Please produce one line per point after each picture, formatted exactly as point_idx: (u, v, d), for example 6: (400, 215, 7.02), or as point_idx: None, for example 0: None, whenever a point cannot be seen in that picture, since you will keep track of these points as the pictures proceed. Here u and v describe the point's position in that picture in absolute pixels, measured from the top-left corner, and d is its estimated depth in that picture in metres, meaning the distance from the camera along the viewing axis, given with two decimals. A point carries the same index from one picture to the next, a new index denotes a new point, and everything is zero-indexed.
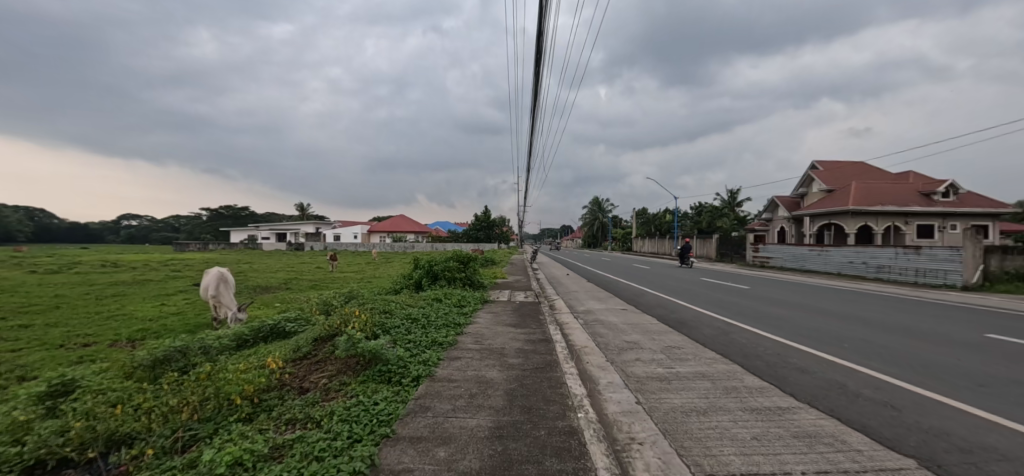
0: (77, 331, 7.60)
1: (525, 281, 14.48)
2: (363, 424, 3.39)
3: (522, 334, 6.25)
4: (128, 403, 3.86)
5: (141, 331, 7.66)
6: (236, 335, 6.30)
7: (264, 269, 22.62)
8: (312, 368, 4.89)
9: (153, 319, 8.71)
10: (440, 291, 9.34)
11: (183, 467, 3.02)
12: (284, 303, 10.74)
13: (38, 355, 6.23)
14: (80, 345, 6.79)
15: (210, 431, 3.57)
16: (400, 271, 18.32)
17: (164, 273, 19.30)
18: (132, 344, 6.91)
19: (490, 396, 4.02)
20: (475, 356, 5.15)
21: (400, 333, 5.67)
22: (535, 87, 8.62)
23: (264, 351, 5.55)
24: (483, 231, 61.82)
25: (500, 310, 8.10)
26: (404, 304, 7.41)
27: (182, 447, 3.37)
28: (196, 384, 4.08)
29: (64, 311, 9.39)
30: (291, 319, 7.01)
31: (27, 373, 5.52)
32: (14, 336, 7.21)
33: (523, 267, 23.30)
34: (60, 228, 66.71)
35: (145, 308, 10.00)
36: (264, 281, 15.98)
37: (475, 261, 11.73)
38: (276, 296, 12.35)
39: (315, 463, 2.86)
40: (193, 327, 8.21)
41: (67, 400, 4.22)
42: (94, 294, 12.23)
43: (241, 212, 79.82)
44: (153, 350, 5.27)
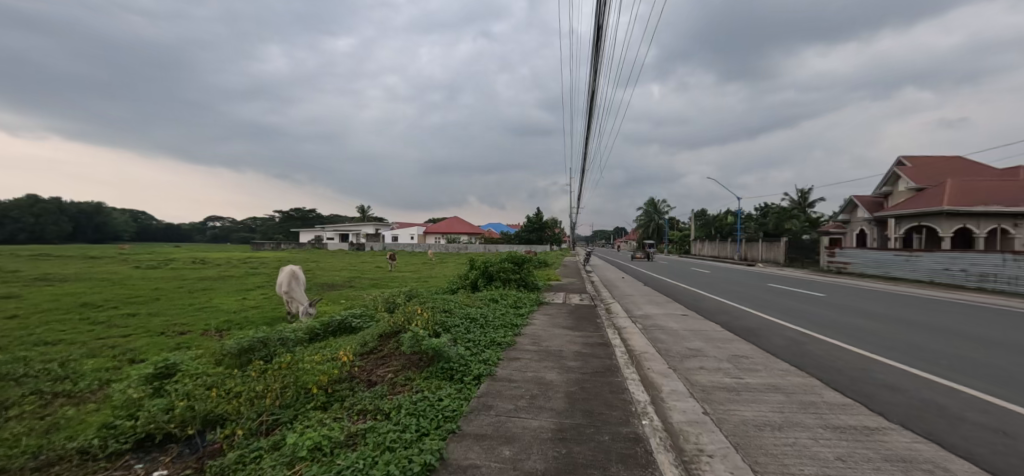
0: (173, 321, 8.51)
1: (579, 284, 14.31)
2: (430, 418, 3.51)
3: (579, 337, 6.18)
4: (221, 387, 4.28)
5: (225, 322, 8.46)
6: (308, 328, 6.70)
7: (332, 267, 24.14)
8: (380, 362, 5.10)
9: (236, 311, 9.59)
10: (497, 292, 9.44)
11: (269, 449, 3.31)
12: (349, 300, 11.34)
13: (143, 340, 7.06)
14: (177, 333, 7.61)
15: (291, 416, 3.84)
16: (456, 271, 18.74)
17: (246, 269, 21.20)
18: (219, 333, 7.64)
19: (551, 398, 4.02)
20: (533, 357, 5.16)
21: (460, 331, 5.80)
22: (591, 87, 8.52)
23: (336, 344, 5.89)
24: (535, 233, 61.90)
25: (556, 312, 8.05)
26: (463, 304, 7.57)
27: (266, 429, 3.67)
28: (278, 373, 4.42)
29: (166, 302, 10.64)
30: (357, 315, 7.36)
31: (137, 356, 6.28)
32: (125, 323, 8.22)
33: (577, 269, 23.13)
34: (156, 229, 75.25)
35: (228, 301, 11.04)
36: (331, 279, 17.06)
37: (530, 262, 11.79)
38: (341, 293, 13.11)
39: (388, 453, 3.01)
40: (270, 319, 8.95)
41: (171, 381, 4.72)
42: (189, 287, 13.71)
43: (309, 214, 85.81)
44: (239, 339, 5.77)
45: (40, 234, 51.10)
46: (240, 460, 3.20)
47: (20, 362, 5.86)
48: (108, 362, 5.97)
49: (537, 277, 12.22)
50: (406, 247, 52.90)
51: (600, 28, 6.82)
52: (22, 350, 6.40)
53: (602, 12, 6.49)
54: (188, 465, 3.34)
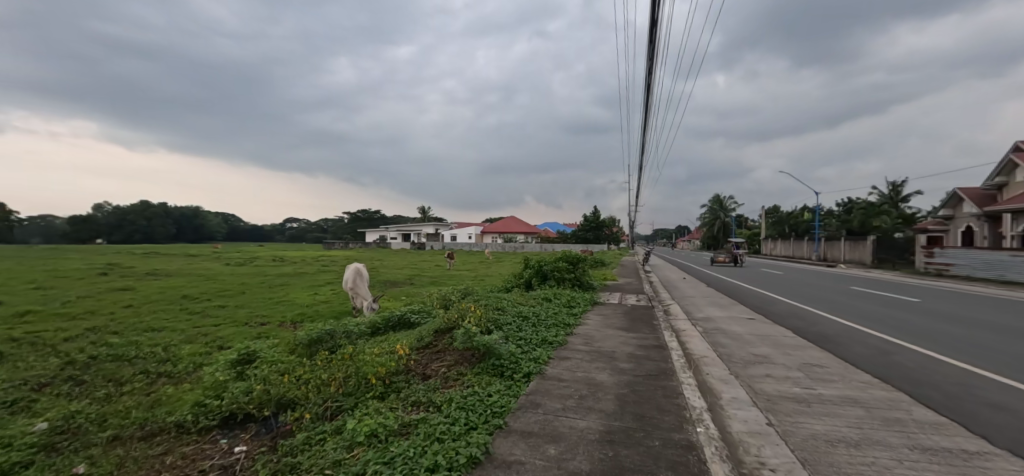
0: (256, 313, 9.44)
1: (636, 284, 13.87)
2: (478, 413, 3.61)
3: (634, 338, 6.01)
4: (292, 373, 4.69)
5: (299, 314, 9.24)
6: (371, 323, 7.12)
7: (394, 265, 25.42)
8: (434, 357, 5.31)
9: (308, 305, 10.43)
10: (550, 291, 9.42)
11: (332, 433, 3.58)
12: (409, 297, 11.90)
13: (231, 330, 7.92)
14: (259, 323, 8.44)
15: (352, 404, 4.10)
16: (511, 270, 18.94)
17: (319, 267, 22.97)
18: (294, 325, 8.36)
19: (601, 399, 3.95)
20: (585, 357, 5.10)
21: (512, 329, 5.87)
22: (647, 81, 8.23)
23: (395, 338, 6.21)
24: (592, 232, 60.85)
25: (611, 312, 7.87)
26: (517, 303, 7.65)
27: (330, 414, 3.96)
28: (342, 363, 4.76)
29: (250, 296, 11.85)
30: (415, 311, 7.70)
31: (225, 343, 7.06)
32: (217, 314, 9.26)
33: (635, 269, 22.43)
34: (244, 229, 83.84)
35: (303, 296, 12.04)
36: (393, 277, 18.00)
37: (584, 261, 11.62)
38: (402, 290, 13.77)
39: (437, 444, 3.14)
40: (338, 313, 9.63)
41: (251, 367, 5.26)
42: (270, 283, 15.13)
43: (374, 215, 91.15)
44: (310, 331, 6.28)
45: (153, 235, 58.99)
46: (307, 441, 3.51)
47: (135, 345, 6.83)
48: (202, 348, 6.77)
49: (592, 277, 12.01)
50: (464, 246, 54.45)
51: (655, 19, 6.58)
52: (137, 334, 7.46)
53: (657, 2, 6.26)
54: (264, 443, 3.71)
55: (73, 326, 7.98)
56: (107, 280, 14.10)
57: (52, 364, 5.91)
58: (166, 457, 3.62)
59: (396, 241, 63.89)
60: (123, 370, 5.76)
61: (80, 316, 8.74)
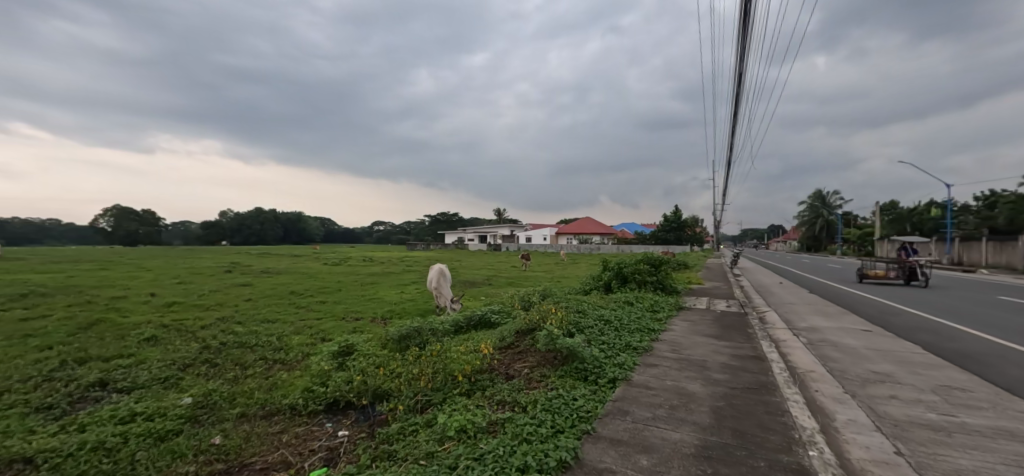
0: (352, 309, 10.35)
1: (724, 288, 12.93)
2: (564, 416, 3.59)
3: (727, 347, 5.60)
4: (386, 367, 5.05)
5: (388, 311, 9.95)
6: (454, 321, 7.43)
7: (472, 266, 26.40)
8: (516, 357, 5.39)
9: (397, 303, 11.21)
10: (630, 294, 9.11)
11: (423, 425, 3.78)
12: (488, 297, 12.26)
13: (332, 323, 8.77)
14: (355, 318, 9.25)
15: (440, 398, 4.30)
16: (588, 272, 18.68)
17: (404, 267, 24.58)
18: (384, 321, 9.02)
19: (694, 411, 3.72)
20: (673, 365, 4.85)
21: (594, 333, 5.78)
22: (739, 71, 7.66)
23: (478, 337, 6.42)
24: (674, 233, 58.08)
25: (698, 319, 7.41)
26: (597, 306, 7.50)
27: (421, 407, 4.18)
28: (430, 359, 5.02)
29: (346, 293, 13.04)
30: (496, 311, 7.89)
31: (326, 335, 7.84)
32: (320, 309, 10.32)
33: (723, 272, 20.91)
34: (337, 232, 92.55)
35: (391, 294, 12.97)
36: (472, 277, 18.69)
37: (667, 264, 11.08)
38: (480, 290, 14.23)
39: (525, 444, 3.18)
40: (423, 311, 10.22)
41: (350, 359, 5.75)
42: (362, 281, 16.52)
43: (449, 217, 95.49)
44: (400, 327, 6.72)
45: (267, 237, 67.59)
46: (402, 430, 3.76)
47: (255, 334, 7.84)
48: (307, 339, 7.57)
49: (675, 280, 11.41)
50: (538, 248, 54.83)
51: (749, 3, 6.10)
52: (256, 325, 8.54)
53: None
54: (363, 429, 4.04)
55: (208, 315, 9.37)
56: (233, 277, 16.40)
57: (193, 348, 6.98)
58: (283, 434, 4.09)
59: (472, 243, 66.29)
60: (246, 356, 6.62)
61: (213, 307, 10.24)
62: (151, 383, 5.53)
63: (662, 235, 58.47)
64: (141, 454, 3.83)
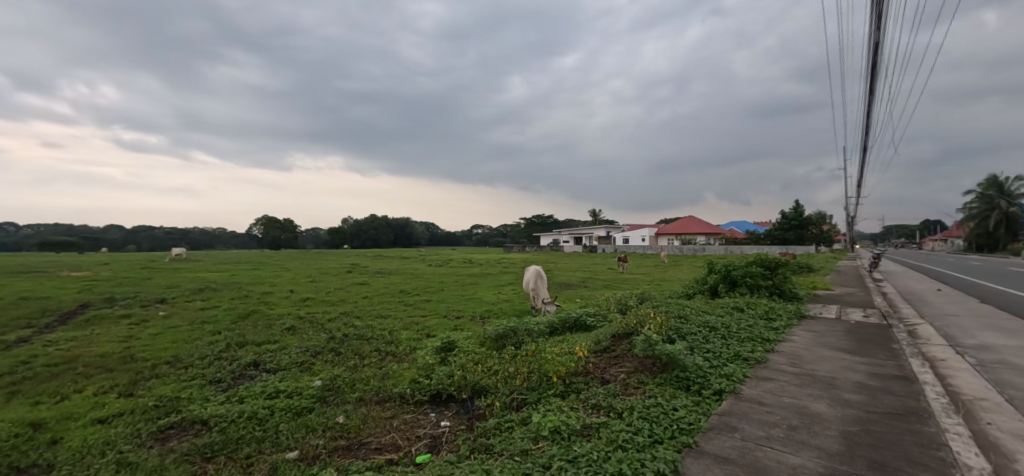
0: (454, 307, 11.08)
1: (860, 294, 11.12)
2: (663, 426, 3.42)
3: (862, 364, 4.81)
4: (484, 364, 5.31)
5: (486, 311, 10.44)
6: (549, 323, 7.51)
7: (569, 268, 26.50)
8: (612, 362, 5.27)
9: (494, 303, 11.72)
10: (740, 299, 8.31)
11: (519, 423, 3.90)
12: (584, 299, 12.15)
13: (436, 320, 9.49)
14: (456, 316, 9.89)
15: (535, 398, 4.38)
16: (691, 275, 17.45)
17: (501, 268, 25.42)
18: (482, 320, 9.49)
19: (818, 434, 3.27)
20: (793, 381, 4.32)
21: (697, 340, 5.40)
22: (876, 41, 6.53)
23: (573, 339, 6.41)
24: (795, 231, 51.34)
25: (824, 329, 6.49)
26: (701, 311, 6.99)
27: (516, 405, 4.31)
28: (526, 359, 5.16)
29: (448, 292, 13.99)
30: (591, 314, 7.79)
31: (431, 332, 8.49)
32: (426, 306, 11.22)
33: (861, 276, 17.98)
34: (439, 235, 99.81)
35: (489, 294, 13.60)
36: (567, 279, 18.73)
37: (785, 267, 9.87)
38: (576, 292, 14.19)
39: (620, 451, 3.10)
40: (520, 311, 10.54)
41: (451, 354, 6.14)
42: (463, 281, 17.52)
43: (541, 219, 96.88)
44: (497, 326, 7.00)
45: (383, 241, 75.47)
46: (498, 426, 3.93)
47: (371, 328, 8.81)
48: (414, 334, 8.30)
49: (795, 285, 10.11)
50: (634, 249, 52.63)
51: None
52: (372, 320, 9.60)
53: None
54: (463, 421, 4.30)
55: (334, 310, 10.78)
56: (354, 276, 18.63)
57: (322, 338, 8.09)
58: (394, 420, 4.54)
59: (566, 245, 66.07)
60: (364, 347, 7.47)
61: (339, 303, 11.78)
62: (290, 366, 6.55)
63: (780, 234, 52.13)
64: (284, 426, 4.56)
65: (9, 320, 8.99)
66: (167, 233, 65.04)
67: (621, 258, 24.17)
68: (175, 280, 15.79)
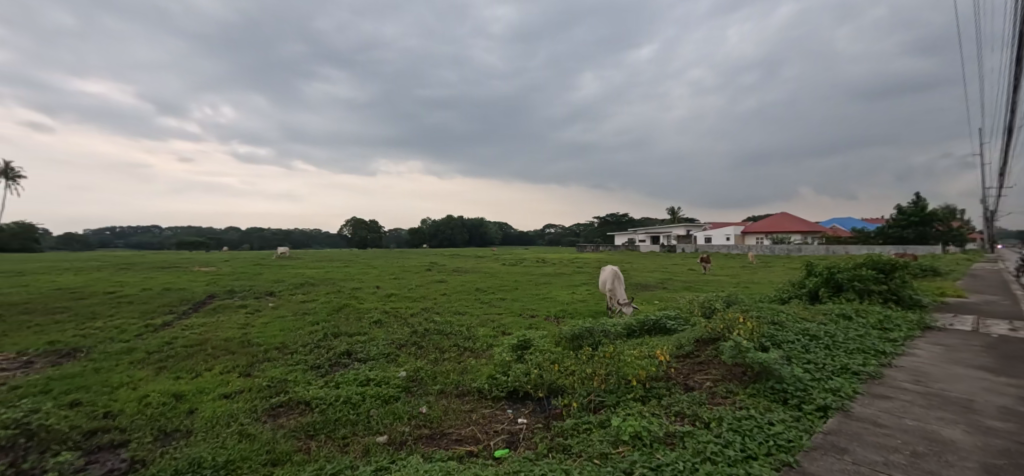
0: (528, 306, 11.22)
1: (1008, 304, 9.34)
2: (757, 441, 3.16)
3: (1011, 387, 4.04)
4: (561, 364, 5.31)
5: (560, 311, 10.42)
6: (626, 324, 7.28)
7: (646, 268, 25.56)
8: (697, 368, 4.98)
9: (568, 302, 11.68)
10: (846, 306, 7.41)
11: (598, 426, 3.84)
12: (663, 302, 11.61)
13: (511, 318, 9.69)
14: (530, 315, 10.01)
15: (613, 401, 4.28)
16: (786, 278, 15.87)
17: (574, 268, 25.16)
18: (556, 319, 9.50)
19: (952, 464, 2.81)
20: (916, 401, 3.76)
21: (795, 349, 4.92)
22: None
23: (652, 343, 6.17)
24: (915, 229, 44.46)
25: (957, 342, 5.56)
26: (798, 317, 6.36)
27: (594, 407, 4.25)
28: (604, 361, 5.06)
29: (522, 291, 14.19)
30: (671, 317, 7.44)
31: (506, 329, 8.68)
32: (501, 304, 11.50)
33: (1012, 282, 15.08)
34: (509, 234, 101.80)
35: (563, 293, 13.57)
36: (644, 280, 18.06)
37: (905, 270, 8.59)
38: (653, 293, 13.64)
39: (709, 464, 2.92)
40: (595, 312, 10.40)
41: (527, 352, 6.22)
42: (536, 281, 17.63)
43: (612, 218, 94.52)
44: (572, 326, 6.95)
45: (458, 241, 78.57)
46: (575, 427, 3.90)
47: (449, 324, 9.23)
48: (491, 331, 8.54)
49: (919, 291, 8.75)
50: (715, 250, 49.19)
51: None
52: (451, 315, 10.06)
53: None
54: (540, 420, 4.34)
55: (416, 305, 11.48)
56: (433, 274, 19.67)
57: (406, 332, 8.64)
58: (473, 413, 4.71)
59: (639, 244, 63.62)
60: (444, 342, 7.85)
61: (420, 298, 12.51)
62: (378, 357, 7.08)
63: (895, 232, 45.55)
64: (374, 412, 4.94)
65: (158, 307, 10.81)
66: (274, 234, 74.05)
67: (704, 258, 22.68)
68: (281, 275, 17.87)
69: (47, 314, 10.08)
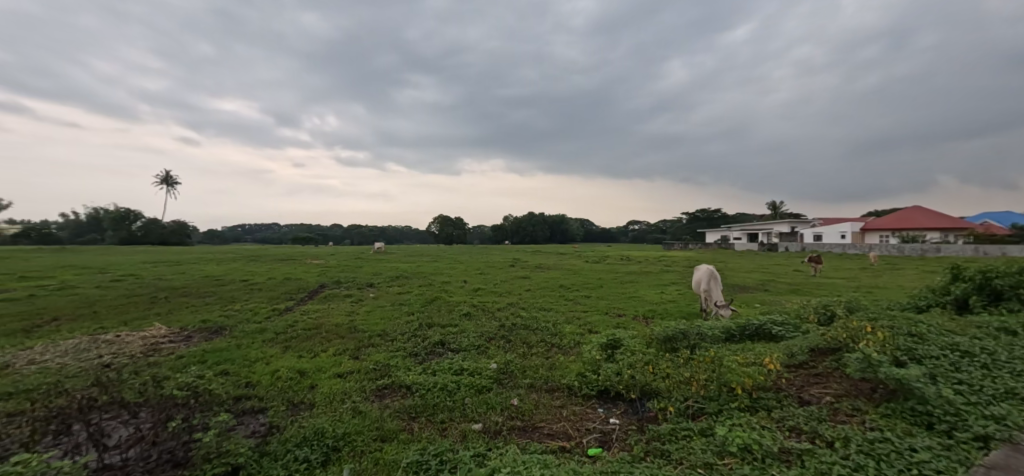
0: (614, 305, 11.02)
1: None
2: (895, 468, 2.79)
3: None
4: (655, 365, 5.18)
5: (649, 311, 10.06)
6: (725, 328, 6.82)
7: (742, 268, 23.60)
8: (813, 380, 4.53)
9: (657, 302, 11.25)
10: (1011, 318, 6.17)
11: (700, 433, 3.68)
12: (765, 306, 10.65)
13: (597, 316, 9.59)
14: (617, 314, 9.82)
15: (716, 408, 4.06)
16: (923, 282, 13.56)
17: (661, 266, 24.05)
18: (645, 320, 9.21)
19: None
20: None
21: (941, 366, 4.24)
22: None
23: (757, 349, 5.72)
24: None
25: None
26: (942, 329, 5.45)
27: (694, 414, 4.08)
28: (703, 365, 4.83)
29: (606, 289, 13.96)
30: (777, 322, 6.82)
31: (593, 328, 8.62)
32: (585, 302, 11.43)
33: None
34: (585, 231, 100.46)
35: (650, 293, 13.08)
36: (741, 281, 16.70)
37: None
38: (752, 296, 12.58)
39: None
40: (687, 314, 9.89)
41: (617, 352, 6.13)
42: (620, 279, 17.18)
43: (698, 214, 88.56)
44: (665, 328, 6.69)
45: (535, 237, 79.17)
46: (673, 433, 3.77)
47: (535, 319, 9.41)
48: (577, 329, 8.54)
49: None
50: (822, 249, 43.79)
51: None
52: (536, 312, 10.24)
53: None
54: (634, 421, 4.28)
55: (502, 300, 11.88)
56: (516, 270, 20.15)
57: (494, 325, 8.98)
58: (565, 409, 4.77)
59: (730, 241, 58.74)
60: (531, 337, 8.03)
61: (505, 294, 12.92)
62: (470, 348, 7.47)
63: None
64: (470, 400, 5.23)
65: (282, 294, 12.48)
66: (367, 229, 81.26)
67: (813, 258, 20.26)
68: (379, 268, 19.58)
69: (200, 297, 12.17)
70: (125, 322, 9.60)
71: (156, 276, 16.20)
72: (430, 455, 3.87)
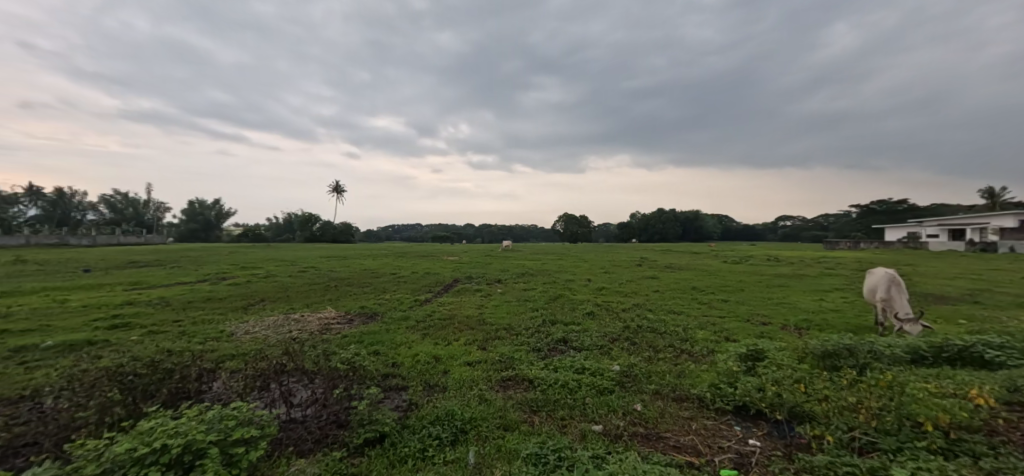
0: (758, 311, 9.71)
1: None
2: None
3: None
4: (809, 385, 4.40)
5: (804, 321, 8.59)
6: (913, 347, 5.45)
7: (943, 273, 18.51)
8: None
9: (815, 311, 9.56)
10: None
11: (868, 471, 3.00)
12: (981, 322, 8.19)
13: (736, 323, 8.56)
14: (762, 322, 8.62)
15: (894, 445, 3.26)
16: None
17: (820, 269, 20.31)
18: (798, 331, 7.91)
19: None
20: None
21: None
22: None
23: (965, 377, 4.42)
24: None
25: None
26: None
27: (861, 447, 3.35)
28: (876, 390, 3.93)
29: (748, 293, 12.39)
30: (1000, 345, 5.18)
31: (731, 335, 7.72)
32: (722, 307, 10.30)
33: None
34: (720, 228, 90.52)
35: (806, 300, 11.16)
36: (941, 289, 13.10)
37: None
38: (959, 309, 9.80)
39: None
40: (858, 327, 8.17)
41: (760, 364, 5.38)
42: (767, 282, 15.02)
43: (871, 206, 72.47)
44: (825, 341, 5.64)
45: (661, 235, 74.41)
46: (832, 467, 3.13)
47: (663, 322, 8.83)
48: (712, 335, 7.74)
49: None
50: None
51: None
52: (665, 314, 9.61)
53: None
54: (778, 446, 3.71)
55: (626, 300, 11.45)
56: (641, 270, 19.19)
57: (618, 326, 8.70)
58: (693, 422, 4.37)
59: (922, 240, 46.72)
60: (658, 341, 7.55)
61: (629, 294, 12.42)
62: (592, 347, 7.37)
63: None
64: (590, 400, 5.16)
65: (422, 287, 14.05)
66: (493, 228, 86.34)
67: None
68: (505, 265, 20.62)
69: (361, 286, 14.45)
70: (309, 305, 11.95)
71: (331, 268, 19.71)
72: (548, 450, 3.92)
